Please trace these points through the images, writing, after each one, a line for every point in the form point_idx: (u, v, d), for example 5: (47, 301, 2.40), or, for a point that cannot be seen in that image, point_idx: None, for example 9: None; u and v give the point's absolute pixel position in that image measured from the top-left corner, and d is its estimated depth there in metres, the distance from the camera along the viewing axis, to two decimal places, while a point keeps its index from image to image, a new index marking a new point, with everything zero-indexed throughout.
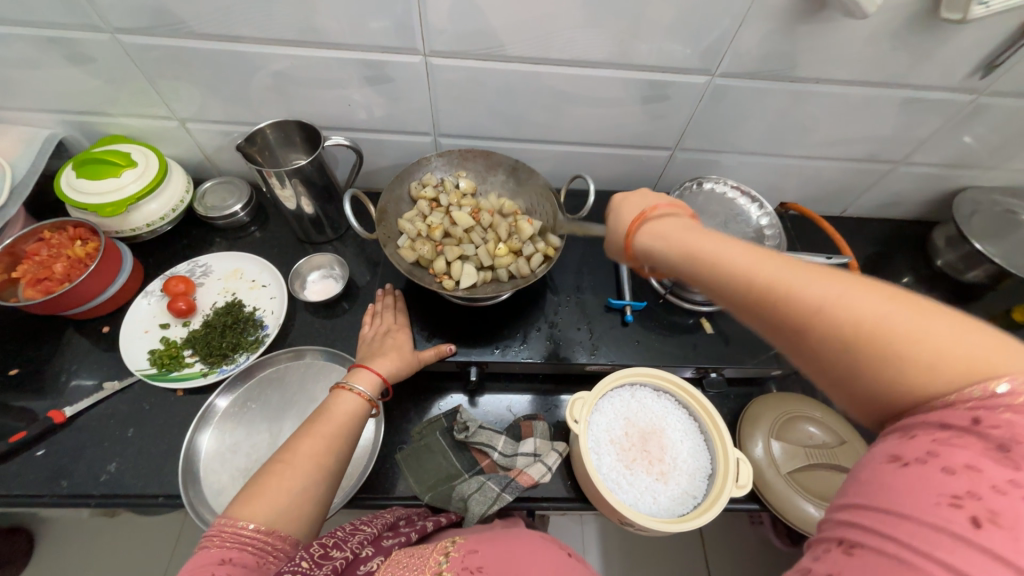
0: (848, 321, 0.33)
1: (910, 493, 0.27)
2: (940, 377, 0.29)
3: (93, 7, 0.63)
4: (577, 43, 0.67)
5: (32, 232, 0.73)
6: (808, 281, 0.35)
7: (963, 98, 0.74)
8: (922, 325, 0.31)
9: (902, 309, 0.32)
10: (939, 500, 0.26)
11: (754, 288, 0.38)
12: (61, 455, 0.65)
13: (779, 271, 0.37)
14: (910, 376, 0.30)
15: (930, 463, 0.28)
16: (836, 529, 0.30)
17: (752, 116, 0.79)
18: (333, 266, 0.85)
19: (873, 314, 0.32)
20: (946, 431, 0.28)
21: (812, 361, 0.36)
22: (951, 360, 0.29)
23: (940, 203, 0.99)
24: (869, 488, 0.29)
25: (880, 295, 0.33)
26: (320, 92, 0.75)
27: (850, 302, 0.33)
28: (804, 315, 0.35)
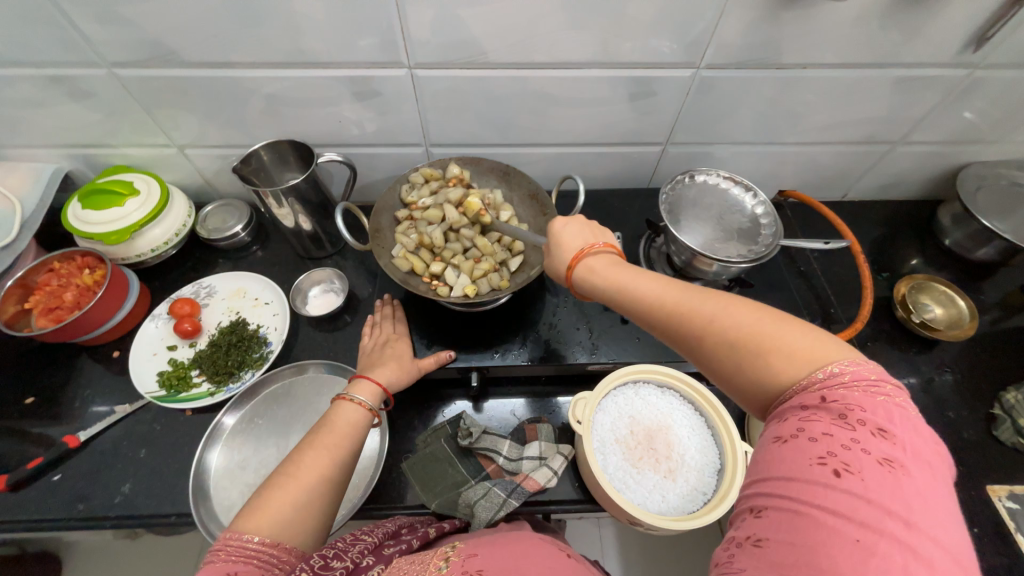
0: (728, 327, 0.39)
1: (788, 462, 0.32)
2: (794, 366, 0.35)
3: (91, 44, 0.65)
4: (560, 46, 0.67)
5: (43, 263, 0.76)
6: (703, 299, 0.42)
7: (958, 73, 0.73)
8: (776, 326, 0.37)
9: (763, 315, 0.38)
10: (809, 460, 0.31)
11: (663, 307, 0.44)
12: (76, 479, 0.67)
13: (679, 292, 0.43)
14: (773, 366, 0.36)
15: (800, 436, 0.32)
16: (744, 501, 0.33)
17: (742, 105, 0.78)
18: (333, 279, 0.86)
19: (743, 320, 0.38)
20: (805, 410, 0.33)
21: (706, 364, 0.41)
22: (801, 352, 0.36)
23: (944, 181, 0.97)
24: (760, 466, 0.33)
25: (751, 305, 0.40)
26: (311, 111, 0.77)
27: (728, 311, 0.39)
28: (697, 325, 0.41)
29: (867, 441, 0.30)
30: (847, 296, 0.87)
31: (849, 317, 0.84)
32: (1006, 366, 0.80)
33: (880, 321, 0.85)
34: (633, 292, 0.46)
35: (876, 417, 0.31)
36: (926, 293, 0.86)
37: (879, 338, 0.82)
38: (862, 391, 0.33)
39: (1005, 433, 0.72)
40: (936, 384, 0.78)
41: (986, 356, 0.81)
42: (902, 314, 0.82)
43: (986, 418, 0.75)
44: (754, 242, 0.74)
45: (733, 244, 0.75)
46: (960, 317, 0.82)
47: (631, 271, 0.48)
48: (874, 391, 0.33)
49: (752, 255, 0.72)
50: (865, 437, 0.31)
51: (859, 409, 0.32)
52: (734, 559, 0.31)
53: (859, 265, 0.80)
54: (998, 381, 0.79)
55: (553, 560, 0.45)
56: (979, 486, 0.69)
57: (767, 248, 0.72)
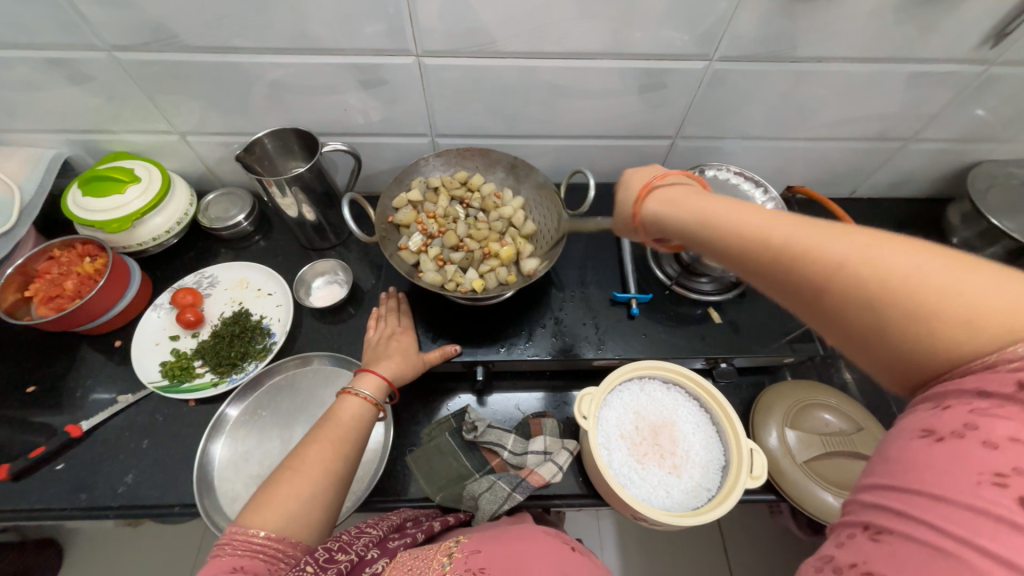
0: (877, 279, 0.32)
1: (949, 472, 0.26)
2: (977, 334, 0.29)
3: (90, 26, 0.63)
4: (571, 35, 0.66)
5: (43, 251, 0.75)
6: (840, 241, 0.34)
7: (974, 69, 0.72)
8: (948, 275, 0.30)
9: (932, 263, 0.31)
10: (973, 477, 0.25)
11: (781, 253, 0.37)
12: (79, 469, 0.67)
13: (805, 233, 0.36)
14: (946, 335, 0.29)
15: (969, 439, 0.26)
16: (873, 506, 0.29)
17: (754, 99, 0.77)
18: (337, 271, 0.85)
19: (909, 273, 0.31)
20: (983, 399, 0.27)
21: (846, 325, 0.34)
22: (987, 314, 0.28)
23: (954, 179, 0.96)
24: (900, 469, 0.29)
25: (909, 248, 0.32)
26: (316, 99, 0.75)
27: (878, 258, 0.32)
28: (840, 282, 0.33)
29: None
30: None
31: None
32: None
33: None
34: (741, 236, 0.39)
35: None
36: None
37: None
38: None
39: None
40: None
41: None
42: None
43: None
44: None
45: None
46: None
47: (736, 210, 0.41)
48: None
49: None
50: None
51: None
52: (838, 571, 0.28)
53: None
54: None
55: (556, 554, 0.45)
56: None
57: None
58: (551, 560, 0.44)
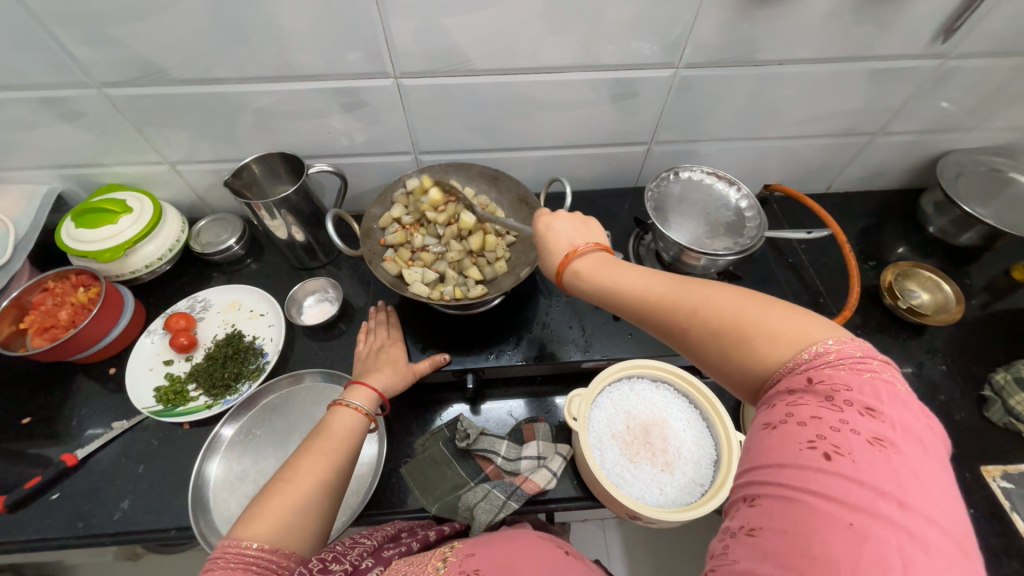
0: (713, 313, 0.40)
1: (781, 449, 0.32)
2: (779, 347, 0.36)
3: (80, 65, 0.66)
4: (542, 51, 0.69)
5: (37, 283, 0.76)
6: (689, 288, 0.43)
7: (930, 64, 0.75)
8: (755, 308, 0.38)
9: (747, 300, 0.39)
10: (800, 444, 0.31)
11: (651, 300, 0.44)
12: (75, 497, 0.67)
13: (666, 282, 0.44)
14: (760, 351, 0.37)
15: (790, 422, 0.32)
16: (738, 489, 0.33)
17: (723, 103, 0.80)
18: (328, 288, 0.88)
19: (730, 308, 0.39)
20: (792, 394, 0.34)
21: (699, 355, 0.41)
22: (784, 334, 0.36)
23: (925, 170, 0.99)
24: (754, 454, 0.33)
25: (731, 291, 0.41)
26: (301, 123, 0.78)
27: (714, 297, 0.41)
28: (686, 318, 0.41)
29: (856, 422, 0.31)
30: (835, 285, 0.89)
31: (838, 306, 0.85)
32: (994, 348, 0.82)
33: (869, 309, 0.86)
34: (621, 284, 0.47)
35: (863, 397, 0.32)
36: (912, 279, 0.88)
37: (869, 325, 0.84)
38: (848, 369, 0.33)
39: (997, 414, 0.73)
40: (927, 368, 0.79)
41: (974, 339, 0.83)
42: (889, 301, 0.83)
43: (978, 399, 0.76)
44: (740, 235, 0.75)
45: (719, 238, 0.76)
46: (946, 303, 0.83)
47: (619, 265, 0.48)
48: (861, 369, 0.33)
49: (738, 247, 0.73)
50: (853, 417, 0.31)
51: (845, 390, 0.32)
52: (728, 549, 0.31)
53: (846, 254, 0.81)
54: (986, 363, 0.80)
55: (548, 553, 0.46)
56: (972, 467, 0.70)
57: (753, 240, 0.74)
58: (543, 559, 0.45)
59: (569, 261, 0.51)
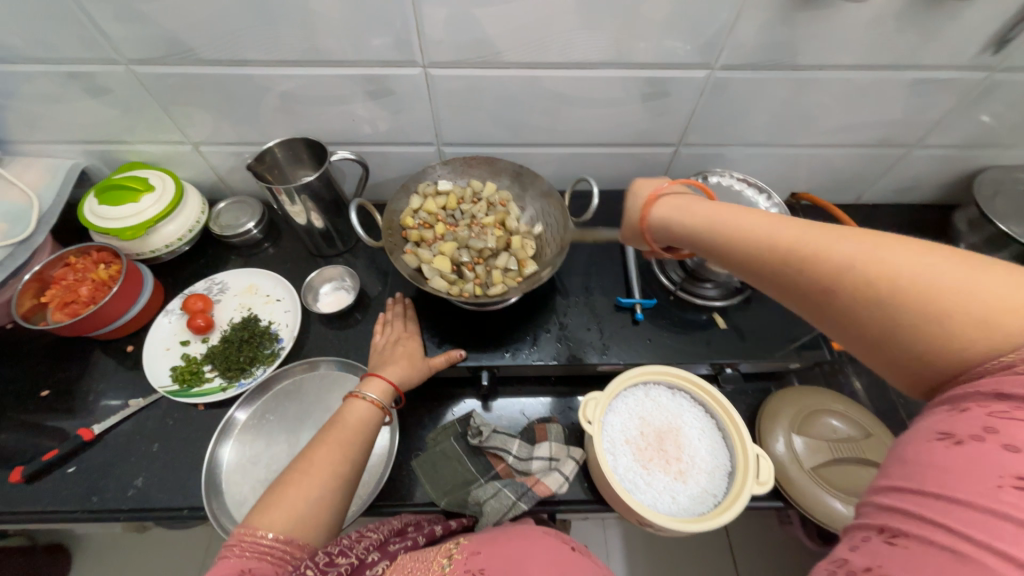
0: (897, 280, 0.33)
1: (960, 474, 0.27)
2: (990, 332, 0.30)
3: (109, 41, 0.66)
4: (573, 45, 0.67)
5: (59, 258, 0.77)
6: (859, 246, 0.36)
7: (977, 76, 0.72)
8: (952, 278, 0.31)
9: (938, 266, 0.32)
10: (990, 479, 0.25)
11: (796, 257, 0.39)
12: (91, 471, 0.68)
13: (823, 240, 0.38)
14: (958, 334, 0.31)
15: (988, 440, 0.27)
16: (875, 516, 0.30)
17: (756, 106, 0.78)
18: (344, 278, 0.87)
19: (916, 276, 0.33)
20: (1004, 402, 0.27)
21: (862, 331, 0.36)
22: (1002, 311, 0.29)
23: (960, 185, 0.96)
24: (915, 469, 0.29)
25: (920, 255, 0.33)
26: (324, 110, 0.77)
27: (893, 260, 0.34)
28: (849, 284, 0.35)
29: None
30: None
31: None
32: None
33: None
34: (765, 245, 0.41)
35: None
36: None
37: None
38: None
39: None
40: None
41: None
42: None
43: None
44: None
45: None
46: None
47: (755, 226, 0.43)
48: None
49: None
50: None
51: None
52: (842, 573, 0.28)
53: None
54: None
55: (555, 554, 0.45)
56: None
57: None
58: (550, 560, 0.44)
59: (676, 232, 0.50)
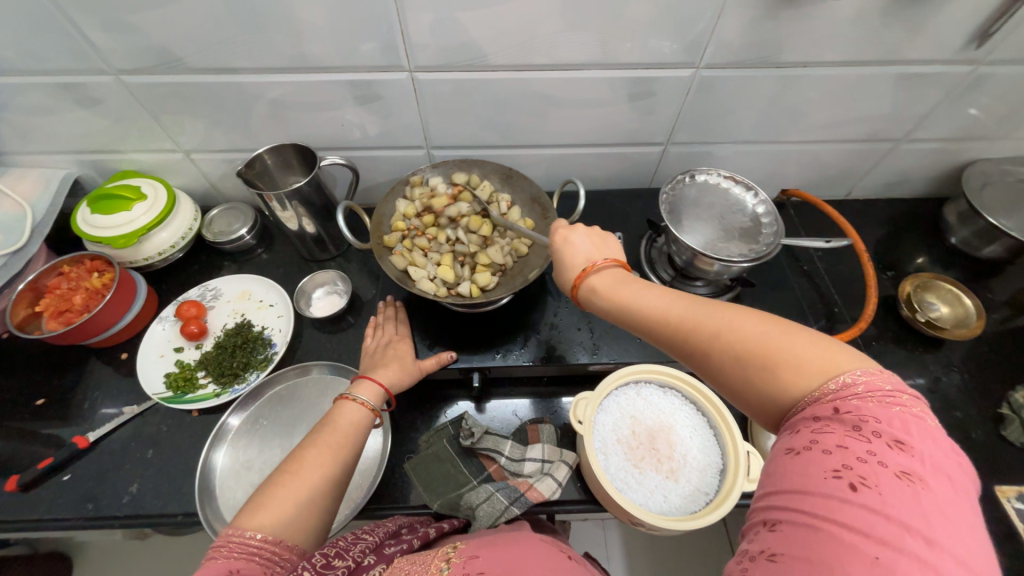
0: (739, 339, 0.39)
1: (804, 475, 0.32)
2: (805, 378, 0.35)
3: (98, 51, 0.66)
4: (559, 47, 0.68)
5: (53, 267, 0.77)
6: (710, 310, 0.42)
7: (962, 69, 0.72)
8: (774, 333, 0.38)
9: (765, 323, 0.39)
10: (824, 473, 0.31)
11: (663, 314, 0.44)
12: (86, 479, 0.68)
13: (686, 304, 0.44)
14: (783, 377, 0.36)
15: (813, 448, 0.32)
16: (757, 514, 0.33)
17: (743, 104, 0.78)
18: (337, 281, 0.87)
19: (752, 331, 0.39)
20: (817, 421, 0.34)
21: (720, 379, 0.41)
22: (813, 362, 0.36)
23: (949, 178, 0.96)
24: (774, 477, 0.33)
25: (752, 316, 0.40)
26: (315, 115, 0.78)
27: (731, 320, 0.40)
28: (703, 337, 0.41)
29: (885, 454, 0.30)
30: (851, 295, 0.87)
31: (853, 317, 0.83)
32: (1014, 366, 0.79)
33: (886, 321, 0.84)
34: (643, 305, 0.46)
35: (891, 429, 0.31)
36: (931, 291, 0.86)
37: (884, 337, 0.82)
38: (875, 401, 0.33)
39: (1015, 433, 0.72)
40: (943, 383, 0.77)
41: (993, 355, 0.80)
42: (907, 313, 0.81)
43: (994, 417, 0.74)
44: (755, 241, 0.74)
45: (733, 243, 0.75)
46: (966, 317, 0.82)
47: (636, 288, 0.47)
48: (889, 402, 0.33)
49: (753, 254, 0.71)
50: (882, 449, 0.31)
51: (873, 420, 0.32)
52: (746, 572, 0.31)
53: (864, 263, 0.79)
54: (1005, 380, 0.78)
55: (549, 554, 0.46)
56: (987, 487, 0.68)
57: (768, 247, 0.72)
58: (545, 559, 0.45)
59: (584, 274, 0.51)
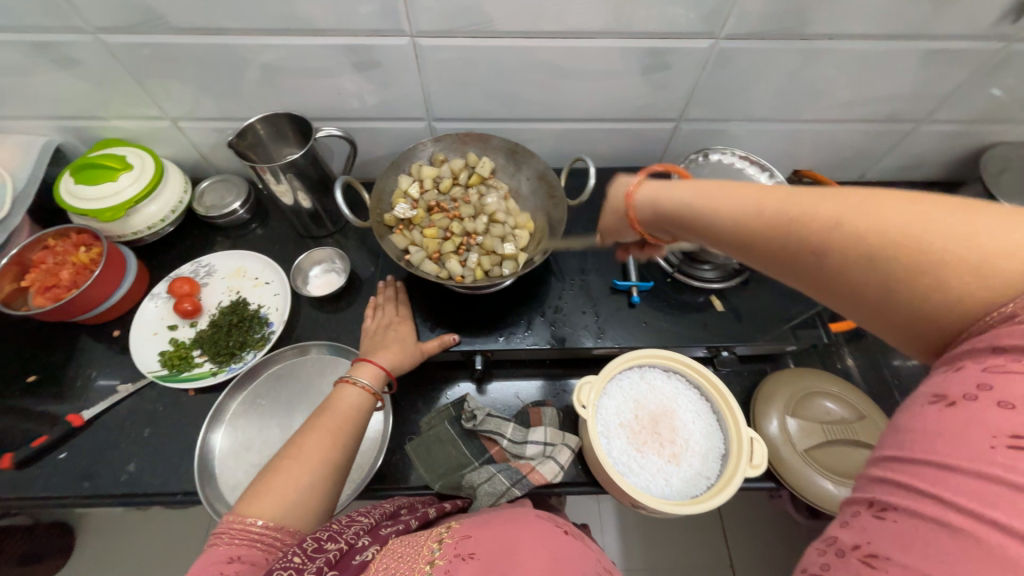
0: (890, 239, 0.31)
1: (953, 442, 0.26)
2: (995, 281, 0.28)
3: (72, 7, 0.61)
4: (571, 12, 0.63)
5: (37, 241, 0.74)
6: (844, 208, 0.34)
7: (992, 46, 0.69)
8: (947, 226, 0.30)
9: (927, 215, 0.31)
10: (985, 440, 0.25)
11: (774, 222, 0.37)
12: (82, 457, 0.67)
13: (804, 203, 0.36)
14: (962, 280, 0.29)
15: (980, 401, 0.26)
16: (869, 490, 0.29)
17: (761, 79, 0.74)
18: (334, 259, 0.85)
19: (916, 228, 0.30)
20: (999, 355, 0.27)
21: (865, 294, 0.33)
22: (1006, 257, 0.28)
23: (966, 162, 0.93)
24: (911, 438, 0.28)
25: (904, 206, 0.31)
26: (310, 83, 0.73)
27: (878, 217, 0.32)
28: (839, 243, 0.33)
29: None
30: None
31: None
32: None
33: None
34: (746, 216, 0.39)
35: None
36: None
37: None
38: None
39: None
40: None
41: None
42: None
43: None
44: None
45: None
46: None
47: (734, 198, 0.40)
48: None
49: None
50: None
51: None
52: (831, 566, 0.27)
53: None
54: None
55: (544, 534, 0.45)
56: None
57: None
58: (542, 542, 0.44)
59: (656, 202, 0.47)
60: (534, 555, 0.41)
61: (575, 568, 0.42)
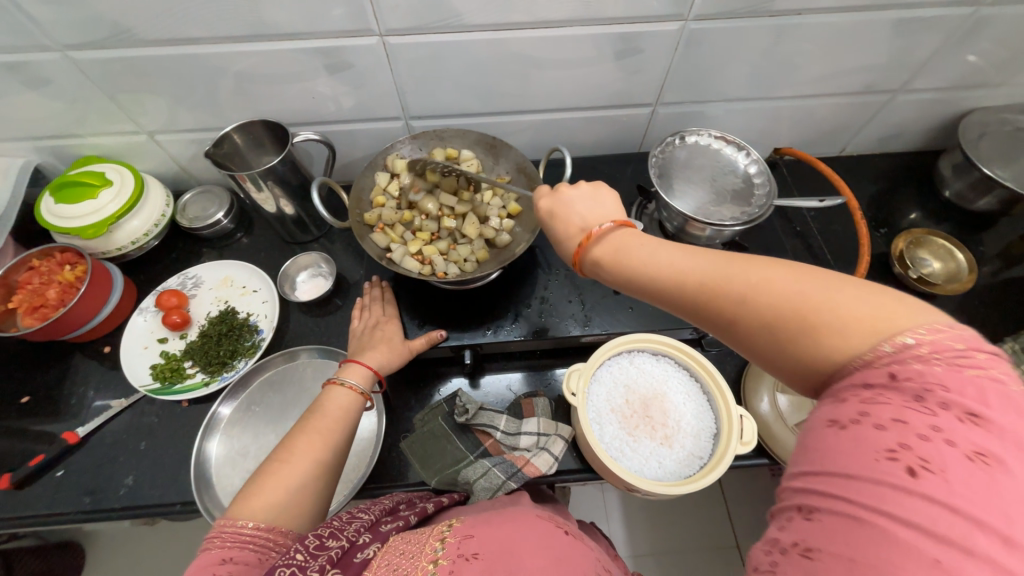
0: (767, 299, 0.34)
1: (849, 455, 0.27)
2: (856, 340, 0.30)
3: (37, 25, 0.61)
4: (540, 3, 0.63)
5: (22, 262, 0.74)
6: (734, 269, 0.37)
7: (962, 11, 0.69)
8: (815, 290, 0.33)
9: (802, 280, 0.34)
10: (876, 453, 0.26)
11: (678, 276, 0.40)
12: (80, 473, 0.68)
13: (703, 262, 0.39)
14: (828, 340, 0.31)
15: (863, 422, 0.27)
16: (791, 497, 0.29)
17: (735, 58, 0.74)
18: (320, 263, 0.85)
19: (788, 290, 0.33)
20: (869, 389, 0.29)
21: (755, 348, 0.36)
22: (864, 321, 0.30)
23: (944, 130, 0.93)
24: (813, 454, 0.29)
25: (784, 271, 0.35)
26: (283, 88, 0.73)
27: (760, 279, 0.35)
28: (731, 299, 0.36)
29: (954, 429, 0.25)
30: (844, 254, 0.86)
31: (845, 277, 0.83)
32: (1004, 318, 0.80)
33: (878, 278, 0.84)
34: (657, 267, 0.41)
35: (964, 399, 0.26)
36: (924, 247, 0.85)
37: None
38: (946, 363, 0.27)
39: None
40: None
41: (984, 309, 0.80)
42: (899, 271, 0.81)
43: None
44: (747, 203, 0.72)
45: (727, 206, 0.72)
46: (958, 271, 0.82)
47: (649, 247, 0.43)
48: (962, 364, 0.27)
49: (746, 217, 0.70)
50: (950, 423, 0.26)
51: (940, 389, 0.27)
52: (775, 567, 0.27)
53: (856, 221, 0.78)
54: (995, 333, 0.78)
55: (546, 532, 0.45)
56: None
57: (762, 209, 0.71)
58: (544, 538, 0.43)
59: (587, 241, 0.46)
60: (536, 553, 0.41)
61: (574, 568, 0.41)
